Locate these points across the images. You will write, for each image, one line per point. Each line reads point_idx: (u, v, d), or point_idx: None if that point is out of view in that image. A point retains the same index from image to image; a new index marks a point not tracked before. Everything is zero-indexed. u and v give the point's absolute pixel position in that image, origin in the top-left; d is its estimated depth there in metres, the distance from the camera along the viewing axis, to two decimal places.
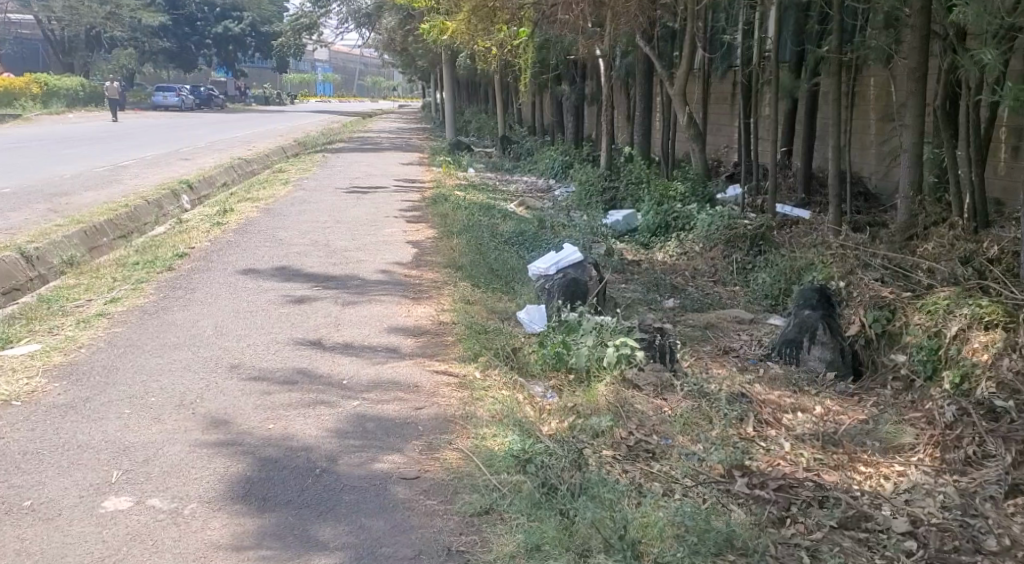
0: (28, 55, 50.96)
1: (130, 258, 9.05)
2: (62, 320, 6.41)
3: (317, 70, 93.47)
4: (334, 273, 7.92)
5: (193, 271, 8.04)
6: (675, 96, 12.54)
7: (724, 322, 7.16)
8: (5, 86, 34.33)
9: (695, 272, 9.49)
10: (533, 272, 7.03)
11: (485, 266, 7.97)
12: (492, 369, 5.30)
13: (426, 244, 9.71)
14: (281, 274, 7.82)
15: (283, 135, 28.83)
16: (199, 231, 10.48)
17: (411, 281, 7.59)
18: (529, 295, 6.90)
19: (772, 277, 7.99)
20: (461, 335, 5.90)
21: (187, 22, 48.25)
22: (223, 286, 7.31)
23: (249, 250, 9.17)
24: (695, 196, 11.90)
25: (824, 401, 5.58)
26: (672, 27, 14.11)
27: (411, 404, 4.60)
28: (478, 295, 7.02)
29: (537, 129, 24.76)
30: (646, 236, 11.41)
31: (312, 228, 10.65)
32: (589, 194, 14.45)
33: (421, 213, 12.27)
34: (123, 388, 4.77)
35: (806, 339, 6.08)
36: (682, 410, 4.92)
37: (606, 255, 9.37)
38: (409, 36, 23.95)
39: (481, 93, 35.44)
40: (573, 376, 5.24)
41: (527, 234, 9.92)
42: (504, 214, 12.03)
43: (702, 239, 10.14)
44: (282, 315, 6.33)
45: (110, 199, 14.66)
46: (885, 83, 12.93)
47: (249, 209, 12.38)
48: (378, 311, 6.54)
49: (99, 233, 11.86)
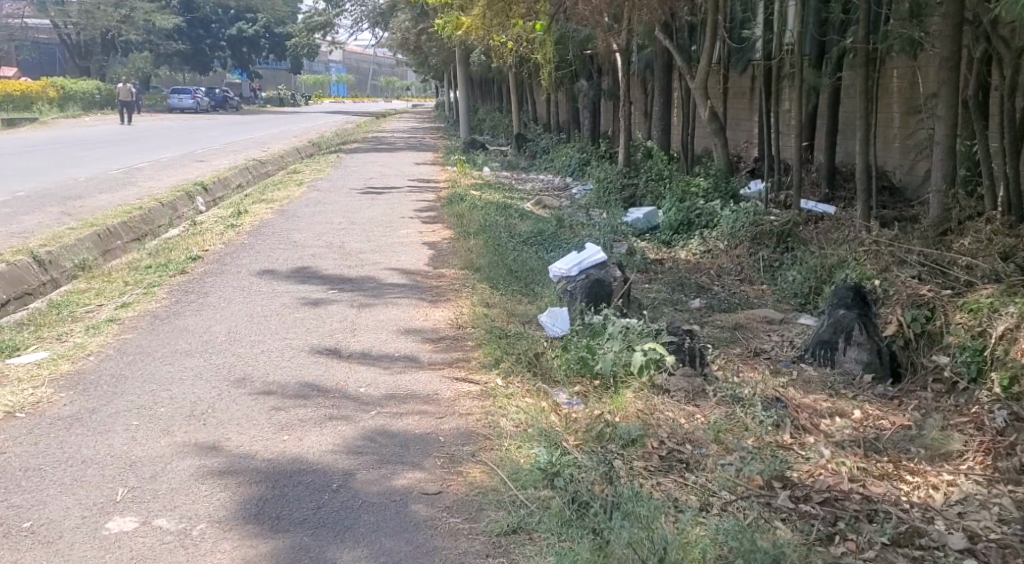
0: (45, 60, 51.16)
1: (143, 261, 8.89)
2: (71, 326, 6.23)
3: (331, 71, 93.58)
4: (349, 275, 7.72)
5: (207, 274, 7.87)
6: (696, 91, 12.30)
7: (754, 323, 7.01)
8: (22, 91, 34.42)
9: (720, 270, 9.24)
10: (554, 273, 6.83)
11: (503, 267, 7.76)
12: (514, 376, 5.09)
13: (443, 245, 9.51)
14: (295, 277, 7.63)
15: (298, 136, 28.73)
16: (213, 234, 10.31)
17: (427, 284, 7.38)
18: (550, 297, 6.69)
19: (802, 276, 7.78)
20: (481, 340, 5.69)
21: (201, 24, 48.35)
22: (236, 290, 7.13)
23: (263, 252, 8.98)
24: (717, 193, 11.66)
25: (862, 406, 5.36)
26: (691, 20, 13.83)
27: (431, 415, 4.39)
28: (497, 298, 6.81)
29: (552, 126, 24.55)
30: (668, 234, 11.16)
31: (326, 230, 10.46)
32: (607, 191, 14.20)
33: (437, 213, 12.07)
34: (132, 398, 4.58)
35: (841, 340, 5.87)
36: (714, 417, 4.70)
37: (628, 254, 9.16)
38: (422, 34, 23.79)
39: (495, 90, 35.22)
40: (599, 382, 5.04)
41: (546, 233, 9.71)
42: (521, 214, 11.82)
43: (725, 237, 9.91)
44: (297, 320, 6.14)
45: (125, 201, 14.55)
46: (910, 74, 12.65)
47: (262, 211, 12.22)
48: (394, 315, 6.33)
49: (113, 237, 11.71)
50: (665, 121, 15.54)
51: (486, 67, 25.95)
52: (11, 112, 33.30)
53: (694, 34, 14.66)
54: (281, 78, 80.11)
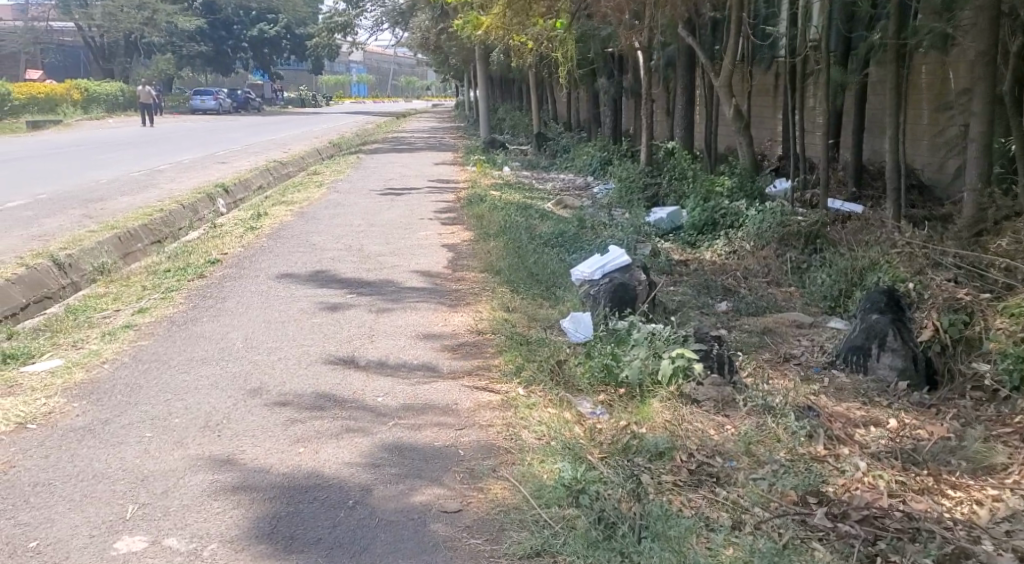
0: (69, 62, 51.52)
1: (162, 264, 8.81)
2: (87, 332, 6.14)
3: (352, 71, 93.81)
4: (367, 278, 7.60)
5: (225, 278, 7.77)
6: (720, 88, 12.10)
7: (783, 327, 6.87)
8: (46, 93, 34.62)
9: (747, 272, 9.05)
10: (577, 277, 6.68)
11: (524, 270, 7.61)
12: (536, 385, 4.93)
13: (463, 246, 9.38)
14: (313, 280, 7.52)
15: (319, 136, 28.71)
16: (232, 236, 10.23)
17: (447, 287, 7.25)
18: (573, 301, 6.54)
19: (831, 278, 7.60)
20: (501, 346, 5.55)
21: (223, 26, 48.48)
22: (254, 294, 7.01)
23: (282, 255, 8.88)
24: (743, 192, 11.46)
25: (898, 415, 5.19)
26: (715, 16, 13.63)
27: (451, 428, 4.26)
28: (518, 301, 6.66)
29: (573, 125, 24.39)
30: (692, 235, 10.97)
31: (346, 232, 10.35)
32: (629, 190, 14.01)
33: (458, 214, 11.94)
34: (145, 409, 4.47)
35: (875, 346, 5.68)
36: (745, 428, 4.54)
37: (652, 255, 8.99)
38: (442, 34, 23.68)
39: (515, 90, 35.07)
40: (624, 391, 4.90)
41: (567, 235, 9.55)
42: (542, 215, 11.66)
43: (751, 238, 9.71)
44: (316, 325, 6.03)
45: (146, 204, 14.51)
46: (937, 69, 12.40)
47: (282, 213, 12.14)
48: (413, 320, 6.20)
49: (133, 239, 11.66)
50: (688, 119, 15.34)
51: (506, 66, 25.82)
52: (35, 115, 33.50)
53: (717, 31, 14.46)
54: (302, 79, 80.34)
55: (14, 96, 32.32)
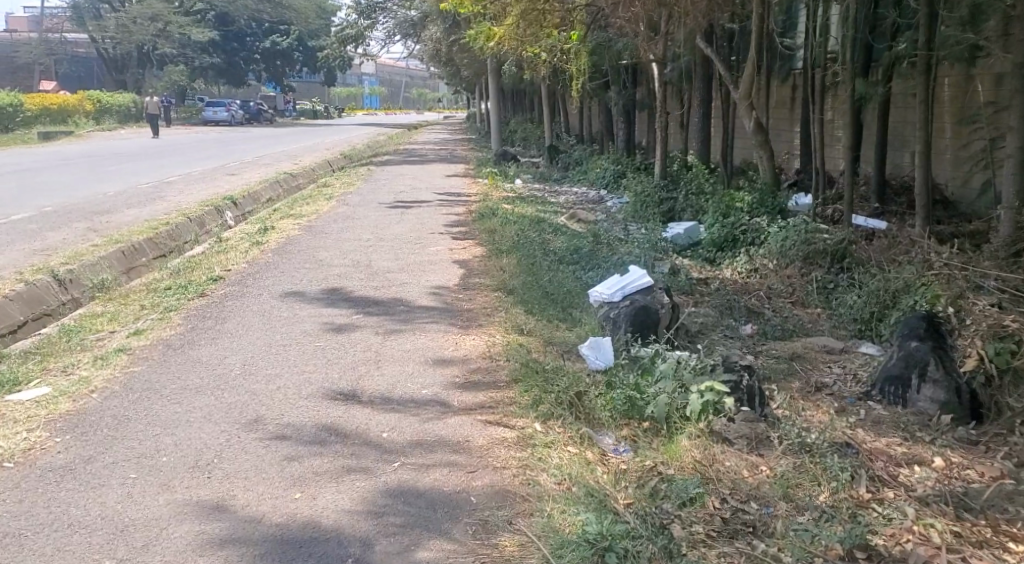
0: (83, 74, 51.56)
1: (164, 281, 8.50)
2: (79, 356, 5.82)
3: (364, 83, 93.86)
4: (375, 296, 7.25)
5: (227, 296, 7.44)
6: (739, 101, 11.76)
7: (812, 353, 6.54)
8: (58, 104, 34.52)
9: (770, 291, 8.71)
10: (594, 298, 6.28)
11: (539, 290, 7.27)
12: (554, 420, 4.59)
13: (474, 262, 9.03)
14: (318, 298, 7.19)
15: (330, 148, 28.47)
16: (237, 251, 9.92)
17: (458, 305, 6.91)
18: (590, 322, 6.19)
19: (862, 300, 7.31)
20: (516, 375, 5.20)
21: (235, 38, 48.43)
22: (256, 313, 6.69)
23: (286, 272, 8.55)
24: (764, 208, 11.11)
25: (943, 453, 4.85)
26: (734, 27, 13.28)
27: (462, 468, 3.93)
28: (532, 323, 6.31)
29: (585, 137, 24.06)
30: (711, 251, 10.63)
31: (354, 247, 10.02)
32: (645, 204, 13.66)
33: (469, 228, 11.62)
34: (133, 445, 4.13)
35: (915, 377, 5.36)
36: (782, 469, 4.18)
37: (672, 274, 8.63)
38: (453, 45, 23.43)
39: (527, 101, 34.78)
40: (649, 425, 4.59)
41: (583, 251, 9.20)
42: (555, 229, 11.33)
43: (775, 255, 9.36)
44: (319, 349, 5.70)
45: (152, 216, 14.24)
46: (960, 81, 12.07)
47: (290, 227, 11.84)
48: (422, 342, 5.84)
49: (136, 254, 11.37)
50: (705, 131, 14.98)
51: (517, 78, 25.54)
52: (47, 126, 33.39)
53: (734, 43, 14.14)
54: (313, 91, 80.36)
55: (26, 107, 32.22)
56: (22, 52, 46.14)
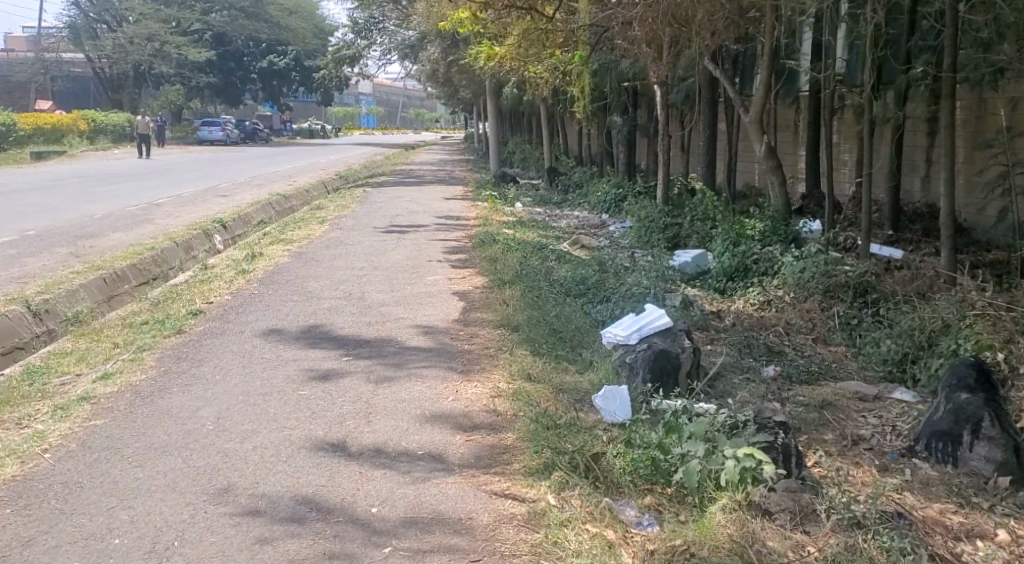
0: (79, 93, 51.10)
1: (141, 315, 7.92)
2: (36, 405, 5.23)
3: (361, 104, 93.52)
4: (366, 334, 6.68)
5: (206, 334, 6.86)
6: (749, 124, 11.25)
7: (843, 400, 6.01)
8: (52, 124, 34.00)
9: (788, 327, 8.18)
10: (609, 339, 5.83)
11: (544, 328, 6.72)
12: (568, 490, 4.04)
13: (474, 293, 8.47)
14: (306, 336, 6.62)
15: (326, 168, 27.96)
16: (221, 281, 9.35)
17: (456, 345, 6.34)
18: (603, 366, 5.63)
19: (894, 339, 6.82)
20: (524, 432, 4.64)
21: (233, 57, 47.90)
22: (235, 355, 6.11)
23: (273, 305, 7.98)
24: (776, 236, 10.57)
25: (1007, 524, 4.34)
26: (742, 47, 12.78)
27: (463, 556, 3.43)
28: (538, 367, 5.76)
29: (584, 160, 23.60)
30: (721, 281, 10.09)
31: (347, 277, 9.46)
32: (648, 230, 13.13)
33: (469, 255, 11.07)
34: (82, 523, 3.59)
35: (967, 434, 4.88)
36: (832, 551, 3.65)
37: (684, 307, 8.08)
38: (453, 66, 22.97)
39: (525, 122, 34.36)
40: (675, 493, 4.05)
41: (590, 281, 8.65)
42: (558, 257, 10.79)
43: (791, 287, 8.81)
44: (301, 399, 5.13)
45: (139, 241, 13.69)
46: (973, 107, 11.62)
47: (279, 254, 11.27)
48: (419, 391, 5.27)
49: (118, 282, 10.80)
50: (711, 155, 14.48)
51: (516, 98, 25.10)
52: (40, 145, 32.86)
53: (740, 63, 13.66)
54: (310, 110, 79.93)
55: (19, 126, 31.66)
56: (17, 71, 45.65)
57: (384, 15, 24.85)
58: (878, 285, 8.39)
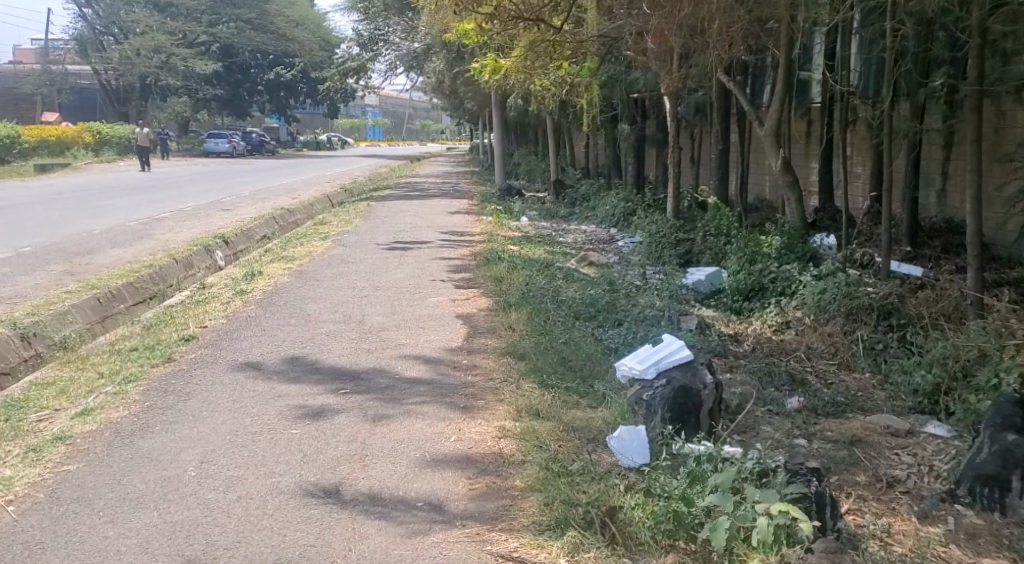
0: (86, 105, 50.95)
1: (131, 340, 7.55)
2: (8, 446, 4.86)
3: (367, 115, 93.30)
4: (364, 363, 6.31)
5: (196, 362, 6.49)
6: (765, 138, 10.88)
7: (874, 435, 5.63)
8: (56, 136, 33.75)
9: (810, 354, 7.80)
10: (622, 371, 5.40)
11: (553, 355, 6.34)
12: (582, 551, 3.69)
13: (479, 316, 8.11)
14: (301, 366, 6.24)
15: (330, 181, 27.66)
16: (217, 302, 8.97)
17: (458, 376, 5.94)
18: (617, 402, 5.28)
19: (925, 369, 6.43)
20: (534, 478, 4.26)
21: (239, 69, 48.23)
22: (226, 388, 5.75)
23: (268, 329, 7.61)
24: (793, 253, 10.16)
25: None
26: (756, 58, 12.39)
27: None
28: (546, 402, 5.36)
29: (590, 172, 23.28)
30: (737, 301, 9.70)
31: (346, 298, 9.09)
32: (659, 245, 12.75)
33: (474, 274, 10.68)
34: None
35: (1015, 479, 4.50)
36: None
37: (700, 332, 7.69)
38: (458, 77, 22.66)
39: (531, 134, 34.10)
40: (698, 552, 3.71)
41: (600, 303, 8.27)
42: (567, 275, 10.41)
43: (811, 308, 8.42)
44: (292, 439, 4.76)
45: (136, 257, 13.34)
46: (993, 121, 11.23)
47: (279, 272, 10.91)
48: (420, 429, 4.90)
49: (112, 301, 10.43)
50: (722, 169, 14.09)
51: (521, 110, 24.81)
52: (44, 158, 32.61)
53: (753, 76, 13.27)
54: (316, 121, 79.71)
55: (23, 138, 31.39)
56: (23, 83, 45.49)
57: (390, 27, 24.48)
58: (903, 307, 7.99)
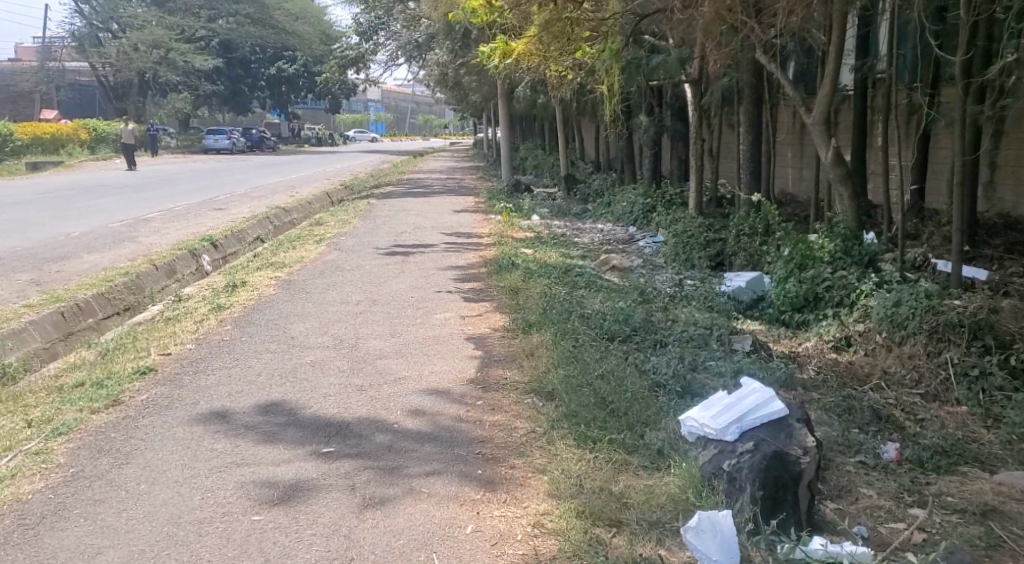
0: (84, 102, 49.62)
1: (78, 372, 6.32)
2: None
3: (370, 110, 92.06)
4: (354, 408, 5.06)
5: (148, 406, 5.25)
6: (813, 127, 9.57)
7: (1008, 502, 4.42)
8: (49, 134, 32.45)
9: (890, 383, 6.53)
10: (689, 428, 4.05)
11: (589, 392, 5.09)
12: None
13: (493, 338, 6.87)
14: (277, 413, 5.00)
15: (331, 177, 26.37)
16: (189, 320, 7.71)
17: (476, 428, 4.69)
18: (682, 467, 4.04)
19: None
20: None
21: (240, 64, 47.07)
22: (177, 445, 4.53)
23: (241, 358, 6.34)
24: (849, 258, 8.73)
25: None
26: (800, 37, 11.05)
27: None
28: (590, 466, 4.12)
29: (603, 166, 21.99)
30: (786, 312, 8.35)
31: (338, 316, 7.83)
32: (688, 246, 11.45)
33: (485, 284, 9.42)
34: None
35: None
36: None
37: (758, 357, 6.41)
38: (464, 66, 21.39)
39: (540, 128, 32.85)
40: None
41: (635, 319, 7.01)
42: (589, 283, 9.14)
43: (881, 323, 7.10)
44: (250, 532, 3.59)
45: (114, 264, 12.12)
46: None
47: (264, 281, 9.65)
48: (423, 515, 3.70)
49: (78, 315, 9.18)
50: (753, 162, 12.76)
51: (531, 102, 23.56)
52: (37, 156, 31.32)
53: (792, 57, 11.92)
54: (319, 117, 78.29)
55: (16, 136, 30.08)
56: (19, 79, 44.18)
57: (392, 16, 23.04)
58: (997, 324, 6.72)
